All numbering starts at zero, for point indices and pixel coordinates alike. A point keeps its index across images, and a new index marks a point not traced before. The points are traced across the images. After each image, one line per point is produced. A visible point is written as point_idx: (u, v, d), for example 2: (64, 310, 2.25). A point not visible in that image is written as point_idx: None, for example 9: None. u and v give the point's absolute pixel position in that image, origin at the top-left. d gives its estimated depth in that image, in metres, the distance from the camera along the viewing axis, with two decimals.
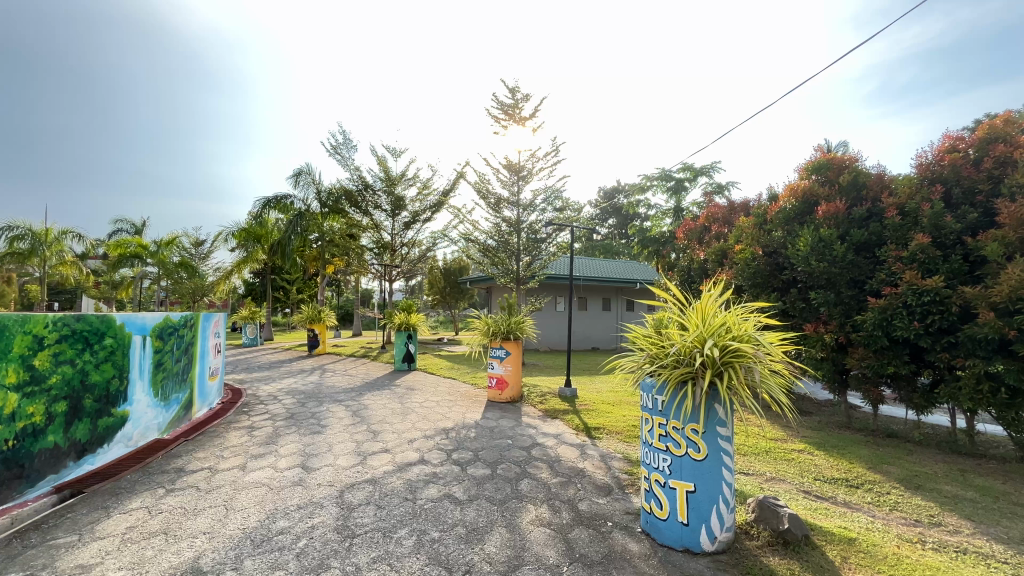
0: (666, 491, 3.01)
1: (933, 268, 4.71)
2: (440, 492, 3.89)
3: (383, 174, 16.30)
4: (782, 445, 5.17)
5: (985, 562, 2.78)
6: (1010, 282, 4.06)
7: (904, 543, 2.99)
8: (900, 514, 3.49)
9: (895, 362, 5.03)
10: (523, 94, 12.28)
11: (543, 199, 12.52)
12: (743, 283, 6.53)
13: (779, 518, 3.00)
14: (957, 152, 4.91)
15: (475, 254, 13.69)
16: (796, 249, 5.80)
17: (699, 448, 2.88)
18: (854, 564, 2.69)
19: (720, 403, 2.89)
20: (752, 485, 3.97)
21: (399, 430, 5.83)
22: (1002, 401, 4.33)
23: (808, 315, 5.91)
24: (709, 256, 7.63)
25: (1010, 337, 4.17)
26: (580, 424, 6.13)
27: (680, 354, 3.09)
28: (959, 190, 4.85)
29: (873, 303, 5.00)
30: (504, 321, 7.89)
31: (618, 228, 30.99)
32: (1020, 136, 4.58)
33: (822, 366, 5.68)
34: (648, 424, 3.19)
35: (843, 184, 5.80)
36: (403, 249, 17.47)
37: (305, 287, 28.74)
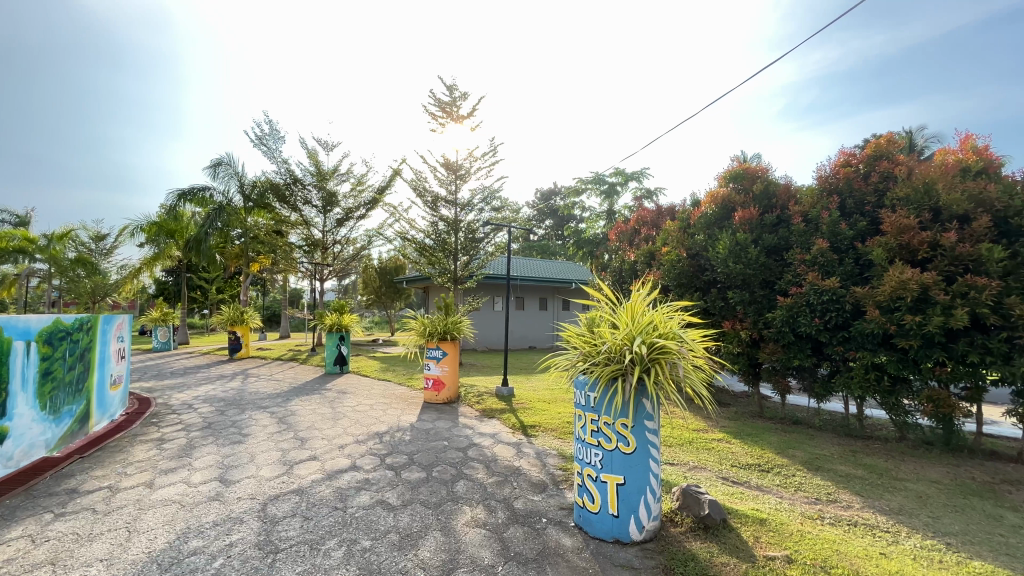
0: (597, 485, 3.10)
1: (831, 270, 5.23)
2: (373, 499, 3.76)
3: (314, 168, 15.53)
4: (703, 436, 5.51)
5: (872, 533, 3.12)
6: (891, 284, 4.59)
7: (806, 520, 3.30)
8: (803, 493, 3.85)
9: (800, 356, 5.54)
10: (461, 93, 12.17)
11: (481, 198, 12.51)
12: (669, 283, 6.89)
13: (700, 504, 3.20)
14: (850, 167, 5.48)
15: (412, 253, 13.41)
16: (716, 251, 6.21)
17: (628, 441, 2.99)
18: (765, 543, 2.92)
19: (647, 398, 3.03)
20: (677, 475, 4.21)
21: (329, 436, 5.57)
22: (885, 388, 4.90)
23: (725, 313, 6.33)
24: (639, 257, 7.99)
25: (892, 332, 4.72)
26: (517, 423, 6.19)
27: (611, 351, 3.19)
28: (851, 201, 5.42)
29: (782, 302, 5.47)
30: (441, 321, 7.77)
31: (554, 228, 31.64)
32: (899, 155, 5.19)
33: (738, 360, 6.11)
34: (581, 420, 3.27)
35: (757, 192, 6.29)
36: (335, 247, 16.75)
37: (225, 286, 26.74)
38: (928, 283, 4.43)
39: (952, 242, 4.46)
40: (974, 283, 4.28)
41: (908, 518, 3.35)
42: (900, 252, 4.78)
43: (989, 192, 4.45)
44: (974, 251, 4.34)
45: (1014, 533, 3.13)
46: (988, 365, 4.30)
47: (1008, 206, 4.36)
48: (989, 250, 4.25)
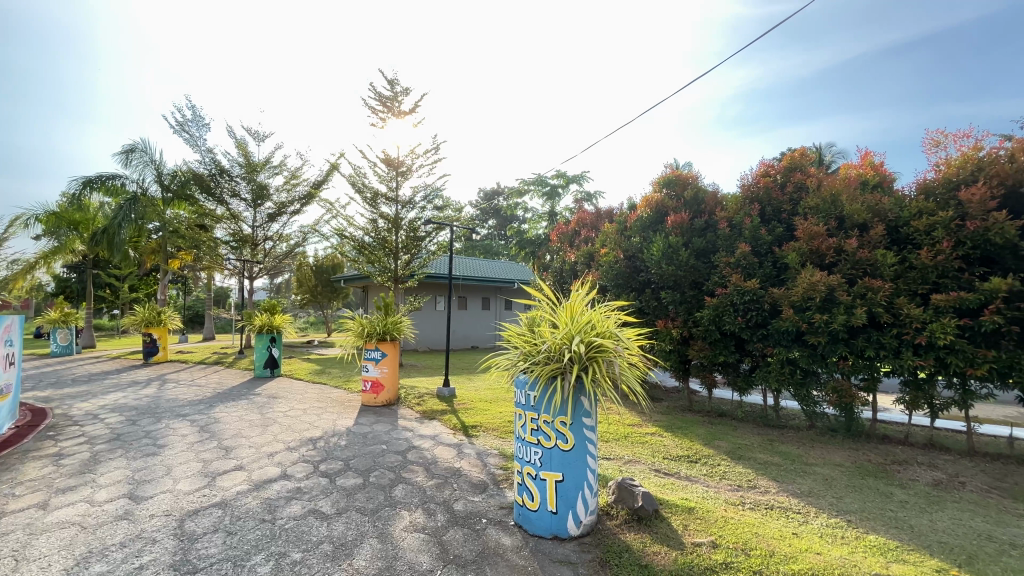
0: (537, 483, 3.14)
1: (752, 272, 5.63)
2: (304, 508, 3.57)
3: (242, 159, 14.55)
4: (638, 430, 5.74)
5: (785, 515, 3.40)
6: (804, 285, 5.01)
7: (729, 506, 3.53)
8: (727, 481, 4.11)
9: (725, 352, 5.94)
10: (403, 88, 11.89)
11: (423, 196, 12.30)
12: (607, 283, 7.12)
13: (634, 496, 3.32)
14: (769, 177, 5.92)
15: (350, 250, 12.93)
16: (651, 253, 6.48)
17: (567, 439, 3.05)
18: (693, 530, 3.09)
19: (585, 395, 3.11)
20: (613, 469, 4.35)
21: (257, 443, 5.24)
22: (797, 380, 5.36)
23: (658, 312, 6.62)
24: (579, 258, 8.20)
25: (804, 329, 5.16)
26: (458, 424, 6.13)
27: (551, 350, 3.25)
28: (770, 209, 5.86)
29: (709, 302, 5.80)
30: (380, 321, 7.54)
31: (497, 228, 31.71)
32: (810, 168, 5.69)
33: (670, 357, 6.42)
34: (521, 419, 3.29)
35: (688, 198, 6.63)
36: (267, 243, 15.81)
37: (138, 283, 24.45)
38: (833, 285, 4.89)
39: (853, 248, 4.94)
40: (871, 285, 4.77)
41: (816, 500, 3.67)
42: (810, 256, 5.23)
43: (883, 204, 4.97)
44: (871, 257, 4.83)
45: (902, 508, 3.53)
46: (881, 358, 4.81)
47: (898, 216, 4.89)
48: (883, 256, 4.76)
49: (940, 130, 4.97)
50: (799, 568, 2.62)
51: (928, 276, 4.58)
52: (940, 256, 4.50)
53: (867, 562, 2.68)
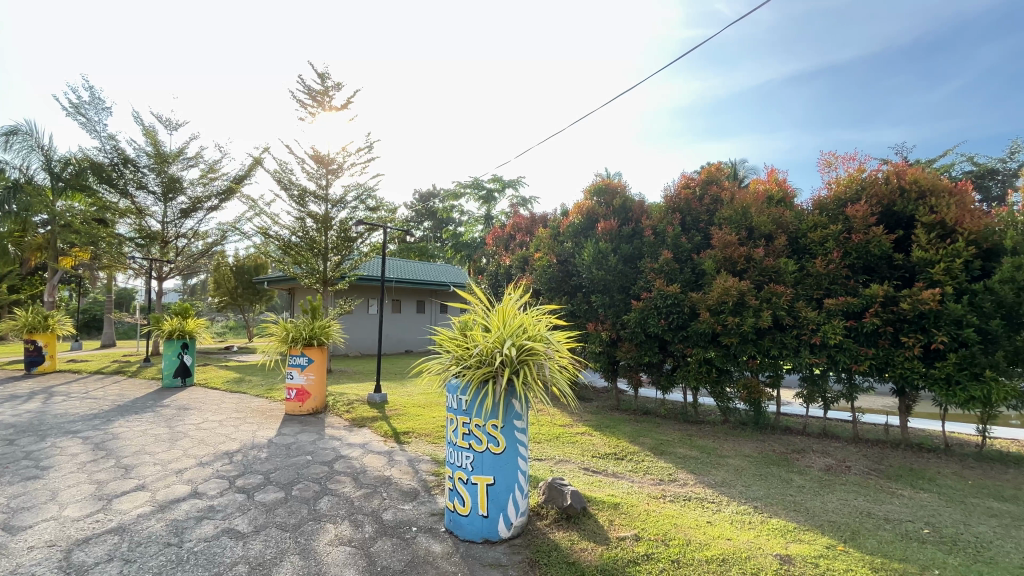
0: (468, 487, 3.13)
1: (673, 278, 5.97)
2: (217, 528, 3.31)
3: (150, 148, 13.24)
4: (569, 430, 5.90)
5: (701, 504, 3.64)
6: (719, 290, 5.40)
7: (652, 500, 3.72)
8: (650, 476, 4.33)
9: (649, 353, 6.25)
10: (334, 82, 11.43)
11: (354, 195, 11.88)
12: (541, 287, 7.27)
13: (563, 495, 3.41)
14: (689, 189, 6.32)
15: (275, 250, 12.20)
16: (582, 258, 6.69)
17: (498, 442, 3.07)
18: (618, 525, 3.22)
19: (516, 398, 3.15)
20: (544, 469, 4.43)
21: (163, 460, 4.79)
22: (713, 378, 5.77)
23: (589, 315, 6.84)
24: (513, 262, 8.29)
25: (719, 331, 5.56)
26: (389, 430, 5.96)
27: (482, 354, 3.25)
28: (690, 218, 6.26)
29: (636, 305, 6.10)
30: (306, 325, 7.17)
31: (433, 230, 31.35)
32: (725, 182, 6.16)
33: (599, 358, 6.67)
34: (452, 423, 3.26)
35: (616, 206, 6.91)
36: (178, 241, 14.47)
37: (19, 283, 21.49)
38: (743, 290, 5.32)
39: (761, 256, 5.40)
40: (775, 290, 5.24)
41: (728, 489, 3.97)
42: (725, 263, 5.64)
43: (785, 217, 5.49)
44: (776, 265, 5.31)
45: (799, 492, 3.91)
46: (783, 356, 5.30)
47: (798, 229, 5.42)
48: (785, 264, 5.25)
49: (831, 153, 5.56)
50: (711, 554, 2.81)
51: (822, 282, 5.11)
52: (831, 264, 5.04)
53: (770, 544, 2.93)
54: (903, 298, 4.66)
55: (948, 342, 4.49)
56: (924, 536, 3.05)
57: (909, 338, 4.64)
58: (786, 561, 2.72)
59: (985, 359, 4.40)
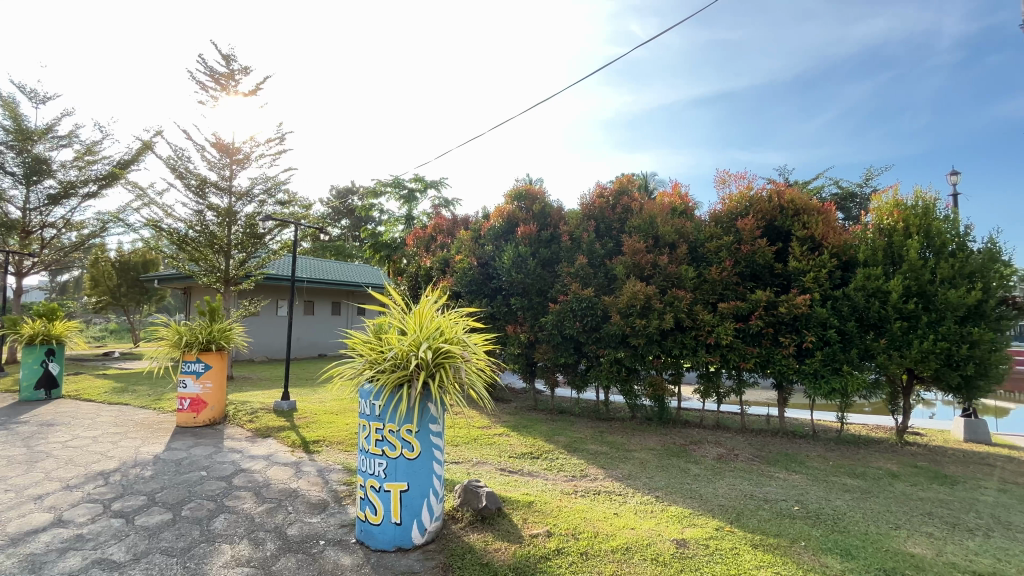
0: (380, 495, 3.04)
1: (588, 282, 6.25)
2: (86, 560, 2.90)
3: (8, 123, 11.35)
4: (487, 432, 5.94)
5: (609, 497, 3.86)
6: (630, 294, 5.74)
7: (564, 496, 3.86)
8: (563, 473, 4.50)
9: (565, 354, 6.47)
10: (241, 66, 10.57)
11: (262, 188, 11.06)
12: (461, 289, 7.24)
13: (479, 497, 3.42)
14: (603, 198, 6.66)
15: (167, 245, 11.00)
16: (502, 261, 6.76)
17: (412, 447, 3.02)
18: (531, 522, 3.30)
19: (432, 402, 3.12)
20: (460, 472, 4.42)
21: (18, 486, 4.11)
22: (623, 377, 6.12)
23: (508, 317, 6.94)
24: (434, 264, 8.20)
25: (628, 332, 5.90)
26: (297, 440, 5.61)
27: (398, 358, 3.19)
28: (603, 225, 6.58)
29: (553, 308, 6.30)
30: (203, 328, 6.55)
31: (351, 229, 30.10)
32: (635, 193, 6.56)
33: (517, 360, 6.79)
34: (364, 430, 3.15)
35: (536, 211, 7.08)
36: (44, 232, 12.52)
37: None
38: (650, 294, 5.71)
39: (665, 263, 5.83)
40: (677, 295, 5.69)
41: (634, 481, 4.23)
42: (633, 269, 6.01)
43: (686, 228, 5.96)
44: (678, 271, 5.77)
45: (695, 480, 4.26)
46: (684, 356, 5.76)
47: (697, 238, 5.92)
48: (686, 271, 5.72)
49: (725, 171, 6.14)
50: (617, 543, 2.97)
51: (717, 288, 5.61)
52: (724, 272, 5.56)
53: (668, 530, 3.17)
54: (781, 303, 5.27)
55: (816, 342, 5.17)
56: (795, 513, 3.47)
57: (786, 338, 5.27)
58: (682, 545, 2.96)
59: (843, 355, 5.12)
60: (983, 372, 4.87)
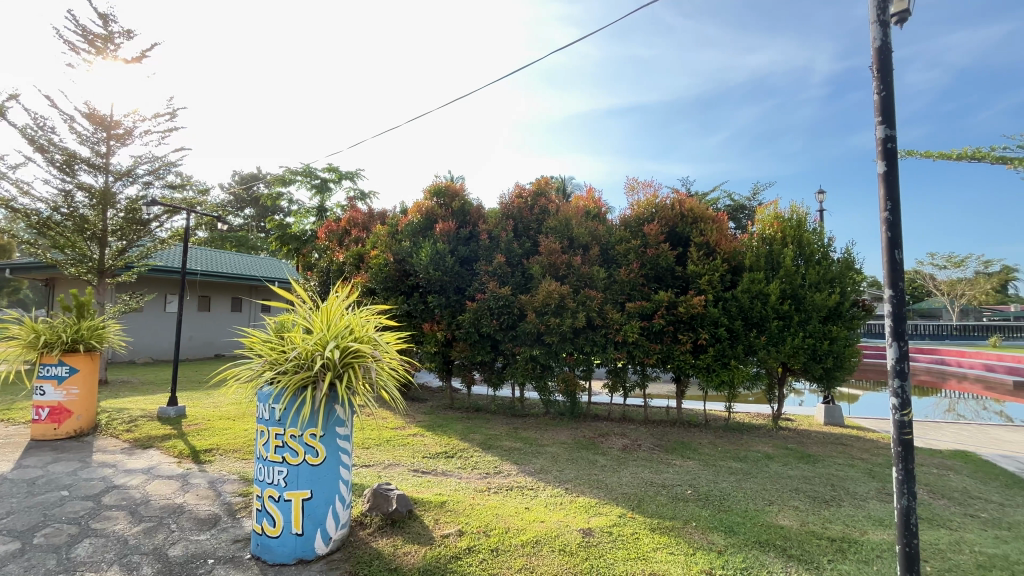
0: (280, 505, 2.83)
1: (505, 280, 6.32)
2: None
3: None
4: (400, 433, 5.77)
5: (521, 492, 3.94)
6: (545, 293, 5.89)
7: (478, 494, 3.87)
8: (477, 470, 4.51)
9: (482, 352, 6.50)
10: (123, 28, 9.32)
11: (147, 168, 9.81)
12: (376, 286, 6.98)
13: (389, 500, 3.32)
14: (522, 198, 6.77)
15: (23, 229, 9.40)
16: (419, 258, 6.60)
17: (316, 452, 2.85)
18: (443, 523, 3.27)
19: (339, 404, 2.98)
20: (370, 475, 4.26)
21: None
22: (537, 373, 6.28)
23: (425, 315, 6.81)
24: (347, 259, 7.82)
25: (543, 331, 6.05)
26: (184, 449, 5.07)
27: (301, 358, 3.00)
28: (522, 225, 6.69)
29: (470, 307, 6.28)
30: (69, 326, 5.68)
31: (256, 218, 27.79)
32: (552, 195, 6.76)
33: (434, 358, 6.69)
34: (262, 437, 2.91)
35: (455, 208, 7.01)
36: None
37: None
38: (564, 294, 5.91)
39: (578, 264, 6.06)
40: (589, 294, 5.95)
41: (545, 475, 4.36)
42: (549, 269, 6.18)
43: (598, 231, 6.24)
44: (590, 272, 6.03)
45: (602, 470, 4.48)
46: (594, 353, 6.03)
47: (608, 240, 6.22)
48: (597, 272, 6.00)
49: (634, 179, 6.52)
50: (527, 537, 3.04)
51: (625, 288, 5.94)
52: (632, 273, 5.91)
53: (575, 521, 3.31)
54: (681, 303, 5.71)
55: (709, 339, 5.67)
56: (688, 496, 3.78)
57: (684, 336, 5.72)
58: (587, 534, 3.10)
59: (731, 351, 5.67)
60: (839, 364, 5.65)
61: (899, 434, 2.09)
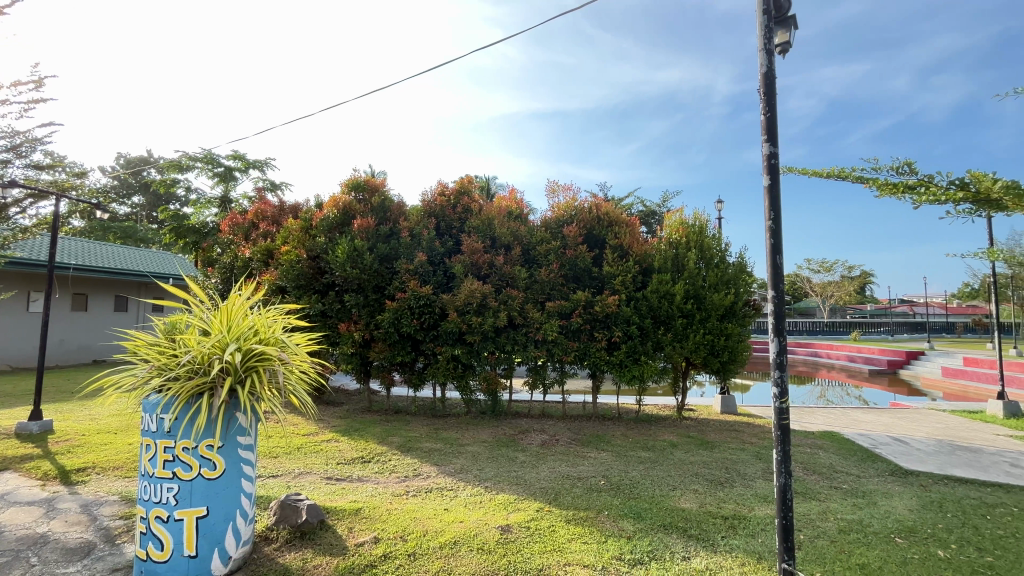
0: (169, 526, 2.56)
1: (427, 279, 6.22)
2: None
3: None
4: (313, 439, 5.46)
5: (441, 493, 3.90)
6: (467, 292, 5.88)
7: (395, 498, 3.76)
8: (395, 474, 4.39)
9: (402, 352, 6.33)
10: None
11: (5, 145, 8.37)
12: (286, 284, 6.54)
13: (298, 512, 3.13)
14: (444, 196, 6.71)
15: None
16: (335, 254, 6.28)
17: (214, 464, 2.61)
18: (357, 531, 3.14)
19: (241, 411, 2.75)
20: (278, 486, 3.99)
21: None
22: (459, 372, 6.24)
23: (341, 315, 6.49)
24: (255, 255, 7.24)
25: (465, 330, 6.03)
26: (51, 470, 4.40)
27: (196, 363, 2.74)
28: (444, 224, 6.64)
29: (390, 305, 6.09)
30: None
31: (146, 207, 24.85)
32: (474, 195, 6.76)
33: (351, 360, 6.40)
34: (148, 451, 2.62)
35: (374, 204, 6.74)
36: None
37: None
38: (485, 293, 5.94)
39: (500, 263, 6.12)
40: (510, 294, 6.02)
41: (465, 474, 4.36)
42: (471, 268, 6.17)
43: (520, 231, 6.34)
44: (511, 271, 6.11)
45: (521, 467, 4.57)
46: (515, 352, 6.12)
47: (530, 241, 6.34)
48: (518, 272, 6.10)
49: (555, 182, 6.72)
50: (445, 539, 3.01)
51: (545, 288, 6.10)
52: (552, 274, 6.08)
53: (494, 518, 3.33)
54: (597, 303, 5.97)
55: (622, 336, 5.99)
56: (602, 487, 3.96)
57: (600, 334, 5.99)
58: (505, 531, 3.14)
59: (641, 348, 6.02)
60: (734, 358, 6.24)
61: (779, 419, 2.34)
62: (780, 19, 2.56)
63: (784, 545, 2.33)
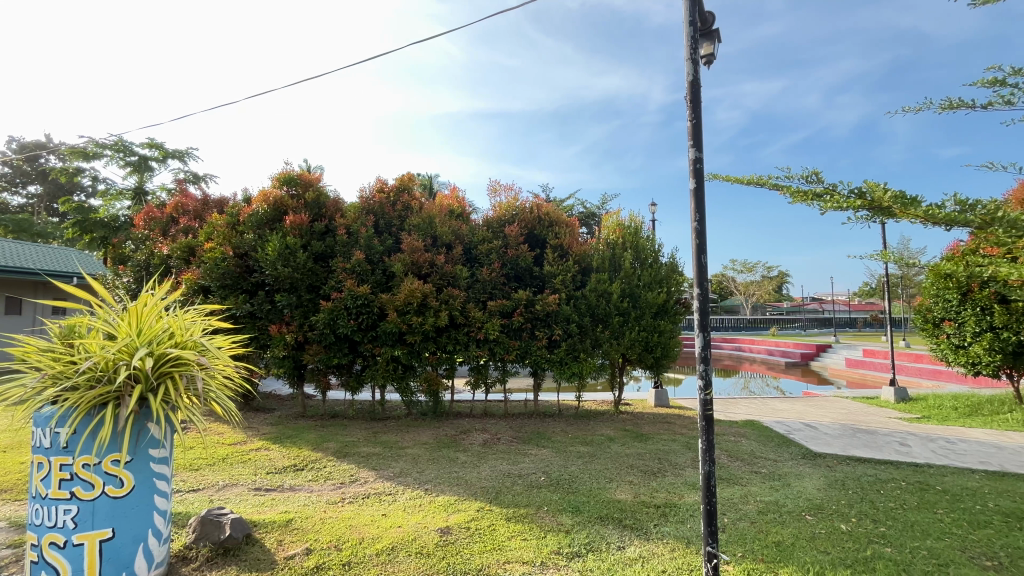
0: (67, 552, 2.30)
1: (364, 278, 6.02)
2: None
3: None
4: (240, 448, 5.13)
5: (379, 498, 3.79)
6: (407, 291, 5.75)
7: (330, 506, 3.61)
8: (330, 481, 4.21)
9: (338, 354, 6.08)
10: None
11: None
12: (210, 284, 6.10)
13: (221, 528, 2.91)
14: (383, 193, 6.53)
15: None
16: (265, 252, 5.93)
17: (120, 481, 2.38)
18: (287, 543, 2.98)
19: (154, 422, 2.53)
20: (198, 501, 3.71)
21: None
22: (398, 374, 6.09)
23: (271, 316, 6.14)
24: (173, 252, 6.68)
25: (404, 330, 5.90)
26: None
27: (99, 369, 2.49)
28: (383, 221, 6.46)
29: (325, 306, 5.84)
30: None
31: (44, 198, 22.27)
32: (415, 192, 6.64)
33: (283, 363, 6.06)
34: (41, 470, 2.34)
35: (308, 200, 6.41)
36: None
37: None
38: (426, 293, 5.83)
39: (441, 263, 6.03)
40: (451, 293, 5.95)
41: (404, 477, 4.27)
42: (411, 267, 6.03)
43: (461, 230, 6.31)
44: (453, 270, 6.05)
45: (463, 466, 4.55)
46: (457, 351, 6.07)
47: (471, 240, 6.33)
48: (460, 271, 6.06)
49: (496, 181, 6.75)
50: (382, 545, 2.93)
51: (486, 287, 6.10)
52: (493, 273, 6.10)
53: (433, 521, 3.28)
54: (537, 302, 6.05)
55: (561, 335, 6.11)
56: (542, 483, 4.02)
57: (540, 333, 6.08)
58: (445, 532, 3.10)
59: (580, 345, 6.17)
60: (666, 353, 6.55)
61: (704, 410, 2.48)
62: (706, 32, 2.72)
63: (709, 529, 2.44)
